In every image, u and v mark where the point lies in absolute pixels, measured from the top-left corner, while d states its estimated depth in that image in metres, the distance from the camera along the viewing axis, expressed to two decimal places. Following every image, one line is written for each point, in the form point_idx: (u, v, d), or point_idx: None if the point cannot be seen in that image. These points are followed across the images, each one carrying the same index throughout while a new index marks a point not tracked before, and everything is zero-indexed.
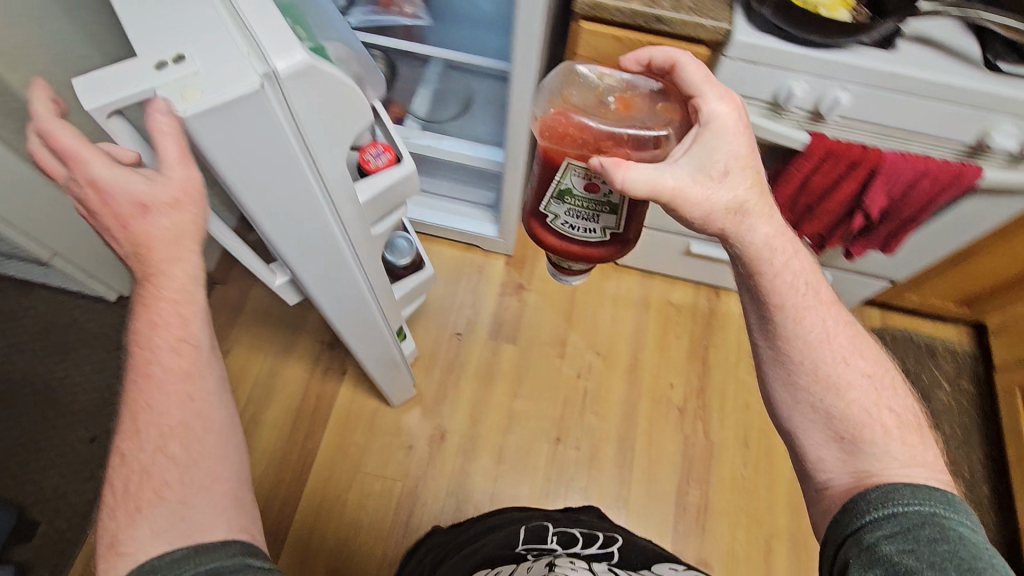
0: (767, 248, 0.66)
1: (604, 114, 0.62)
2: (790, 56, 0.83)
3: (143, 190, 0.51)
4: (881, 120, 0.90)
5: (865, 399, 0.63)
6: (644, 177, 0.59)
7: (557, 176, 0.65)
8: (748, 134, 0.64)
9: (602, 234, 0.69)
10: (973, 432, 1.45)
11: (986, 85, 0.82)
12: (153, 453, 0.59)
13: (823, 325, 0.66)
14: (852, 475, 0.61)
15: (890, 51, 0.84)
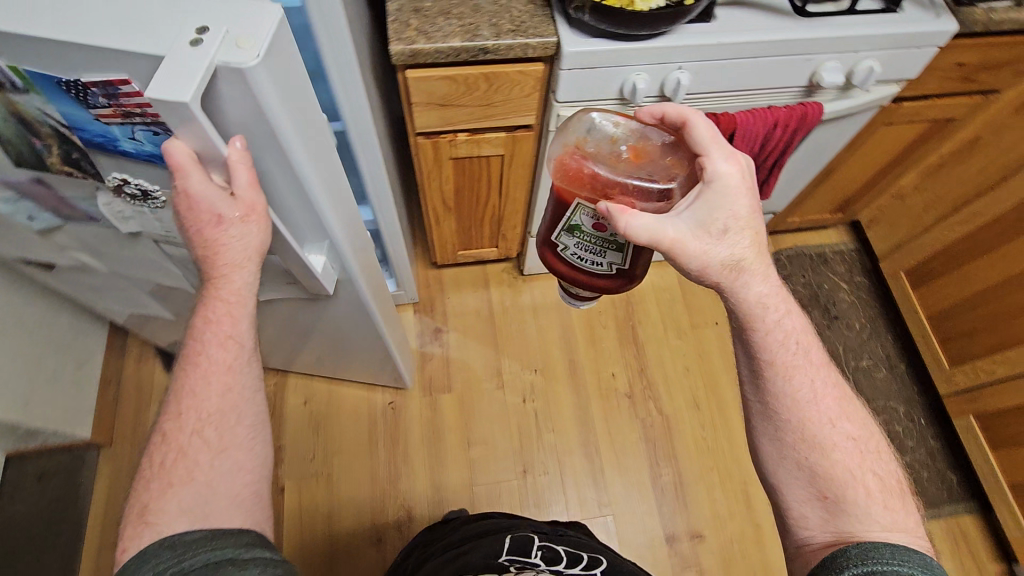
0: (759, 306, 0.66)
1: (614, 163, 0.64)
2: (622, 54, 0.82)
3: (228, 202, 0.57)
4: (722, 87, 0.91)
5: (849, 462, 0.64)
6: (648, 225, 0.60)
7: (568, 212, 0.65)
8: (748, 195, 0.65)
9: (608, 268, 0.69)
10: (879, 320, 1.58)
11: (802, 31, 0.85)
12: (189, 436, 0.61)
13: (812, 386, 0.67)
14: (833, 535, 0.62)
15: (711, 21, 0.84)
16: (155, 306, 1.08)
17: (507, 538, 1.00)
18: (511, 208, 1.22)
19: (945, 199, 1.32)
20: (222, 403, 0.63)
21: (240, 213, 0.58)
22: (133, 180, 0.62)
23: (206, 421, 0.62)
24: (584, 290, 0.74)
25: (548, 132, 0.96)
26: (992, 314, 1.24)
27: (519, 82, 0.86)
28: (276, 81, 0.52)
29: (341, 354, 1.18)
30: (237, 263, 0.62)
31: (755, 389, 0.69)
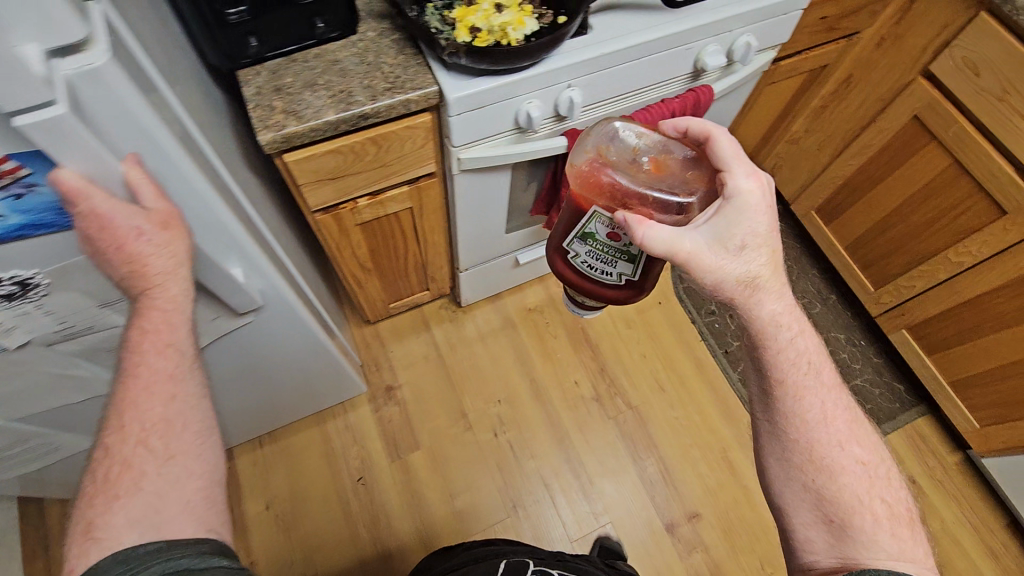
0: (772, 325, 0.69)
1: (635, 173, 0.65)
2: (510, 86, 0.78)
3: (140, 214, 0.53)
4: (614, 94, 0.89)
5: (857, 487, 0.67)
6: (665, 237, 0.60)
7: (583, 219, 0.66)
8: (768, 213, 0.65)
9: (619, 278, 0.71)
10: (803, 259, 1.65)
11: (678, 24, 0.84)
12: (134, 449, 0.54)
13: (822, 407, 0.70)
14: (840, 560, 0.65)
15: (589, 33, 0.82)
16: (71, 440, 0.94)
17: (502, 560, 0.96)
18: (434, 250, 1.16)
19: (835, 137, 1.38)
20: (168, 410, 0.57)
21: (156, 222, 0.54)
22: (6, 274, 0.54)
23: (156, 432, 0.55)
24: (590, 298, 0.76)
25: (453, 175, 0.91)
26: (900, 235, 1.31)
27: (408, 136, 0.80)
28: (134, 76, 0.47)
29: (280, 386, 1.11)
30: (166, 267, 0.56)
31: (765, 408, 0.73)
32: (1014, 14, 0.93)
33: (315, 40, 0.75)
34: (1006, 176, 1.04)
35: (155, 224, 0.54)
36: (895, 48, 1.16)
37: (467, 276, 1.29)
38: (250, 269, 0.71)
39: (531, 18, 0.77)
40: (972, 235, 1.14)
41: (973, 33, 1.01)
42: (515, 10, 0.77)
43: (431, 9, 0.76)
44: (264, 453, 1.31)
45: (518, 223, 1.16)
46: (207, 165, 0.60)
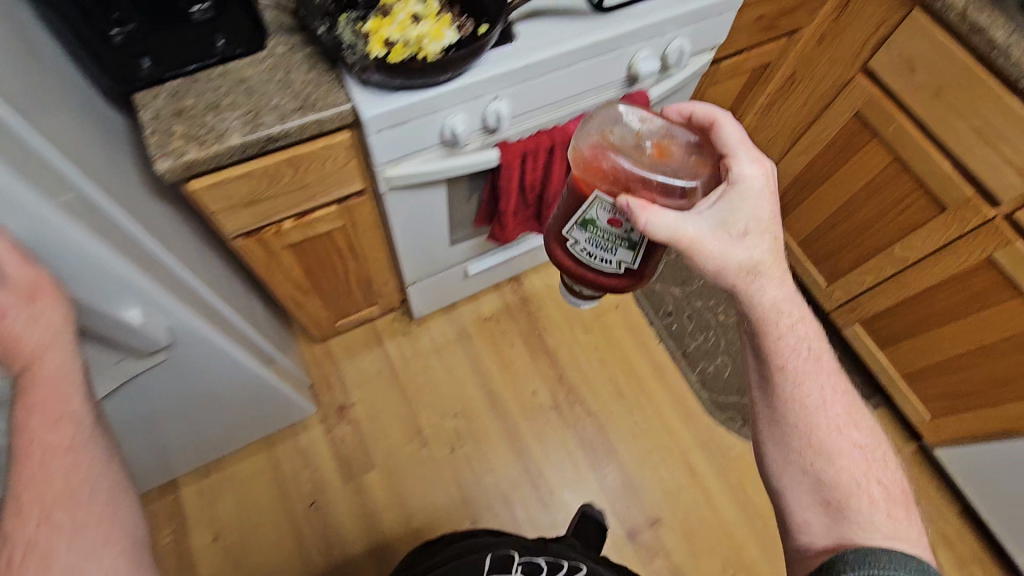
0: (773, 311, 0.68)
1: (642, 157, 0.59)
2: (431, 101, 0.74)
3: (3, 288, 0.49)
4: (546, 104, 0.86)
5: (855, 472, 0.66)
6: (667, 222, 0.57)
7: (583, 206, 0.60)
8: (769, 202, 0.66)
9: (618, 266, 0.65)
10: None
11: (607, 29, 0.82)
12: (37, 529, 0.46)
13: (821, 390, 0.69)
14: (836, 544, 0.63)
15: (514, 41, 0.79)
16: None
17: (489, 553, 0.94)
18: (375, 267, 1.12)
19: (784, 134, 1.37)
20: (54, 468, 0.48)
21: (23, 294, 0.51)
22: None
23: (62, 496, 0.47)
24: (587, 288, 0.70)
25: (383, 193, 0.87)
26: (849, 231, 1.31)
27: (325, 155, 0.76)
28: None
29: (218, 413, 1.06)
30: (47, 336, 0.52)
31: (763, 392, 0.71)
32: (946, 10, 0.93)
33: (218, 58, 0.70)
34: (945, 172, 1.04)
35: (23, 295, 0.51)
36: (836, 44, 1.15)
37: (415, 290, 1.26)
38: (151, 310, 0.67)
39: (450, 28, 0.74)
40: (914, 230, 1.15)
41: (907, 30, 1.01)
42: (433, 20, 0.74)
43: (344, 21, 0.72)
44: (211, 482, 1.26)
45: (462, 234, 1.13)
46: (89, 211, 0.56)
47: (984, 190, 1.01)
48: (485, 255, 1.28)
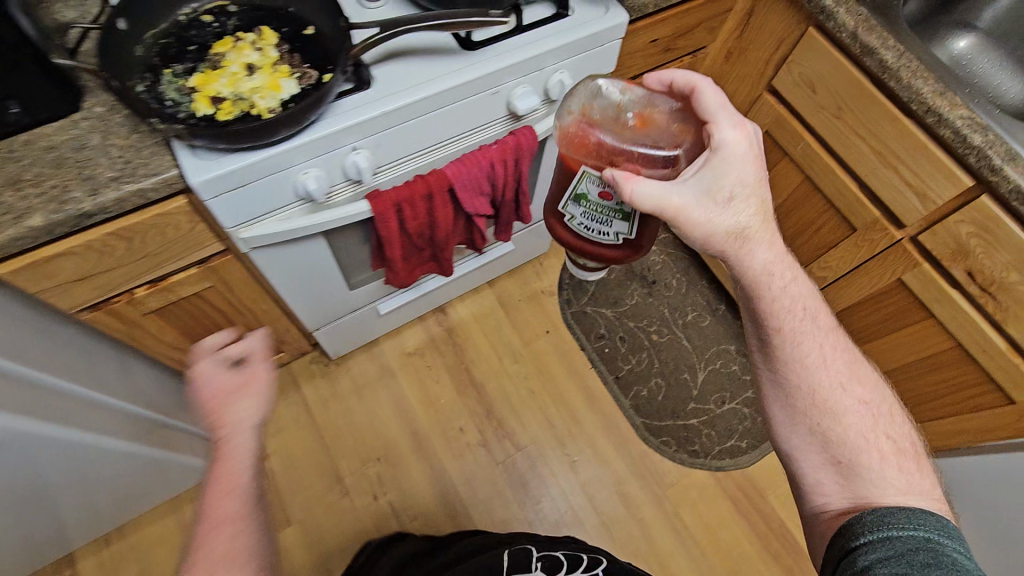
0: (765, 274, 0.66)
1: (622, 129, 0.60)
2: (275, 159, 0.68)
3: (235, 376, 0.77)
4: (417, 148, 0.80)
5: (862, 427, 0.64)
6: (653, 193, 0.58)
7: (574, 181, 0.61)
8: (754, 167, 0.63)
9: (616, 238, 0.65)
10: (692, 269, 1.59)
11: (474, 69, 0.76)
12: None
13: (821, 350, 0.67)
14: (850, 501, 0.61)
15: (370, 87, 0.73)
16: None
17: (505, 551, 0.93)
18: (267, 318, 1.05)
19: None
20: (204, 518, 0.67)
21: (246, 379, 0.77)
22: None
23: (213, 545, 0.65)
24: (591, 261, 0.71)
25: (246, 252, 0.80)
26: None
27: (160, 225, 0.69)
28: None
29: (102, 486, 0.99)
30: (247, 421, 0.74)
31: (765, 357, 0.69)
32: (838, 29, 0.89)
33: (18, 128, 0.63)
34: (853, 193, 1.01)
35: (242, 383, 0.77)
36: (742, 61, 1.11)
37: (321, 334, 1.19)
38: None
39: (290, 79, 0.67)
40: (830, 250, 1.12)
41: (804, 49, 0.97)
42: (268, 71, 0.67)
43: (167, 77, 0.65)
44: (114, 552, 1.18)
45: (360, 277, 1.06)
46: None
47: (890, 211, 0.98)
48: (395, 293, 1.22)
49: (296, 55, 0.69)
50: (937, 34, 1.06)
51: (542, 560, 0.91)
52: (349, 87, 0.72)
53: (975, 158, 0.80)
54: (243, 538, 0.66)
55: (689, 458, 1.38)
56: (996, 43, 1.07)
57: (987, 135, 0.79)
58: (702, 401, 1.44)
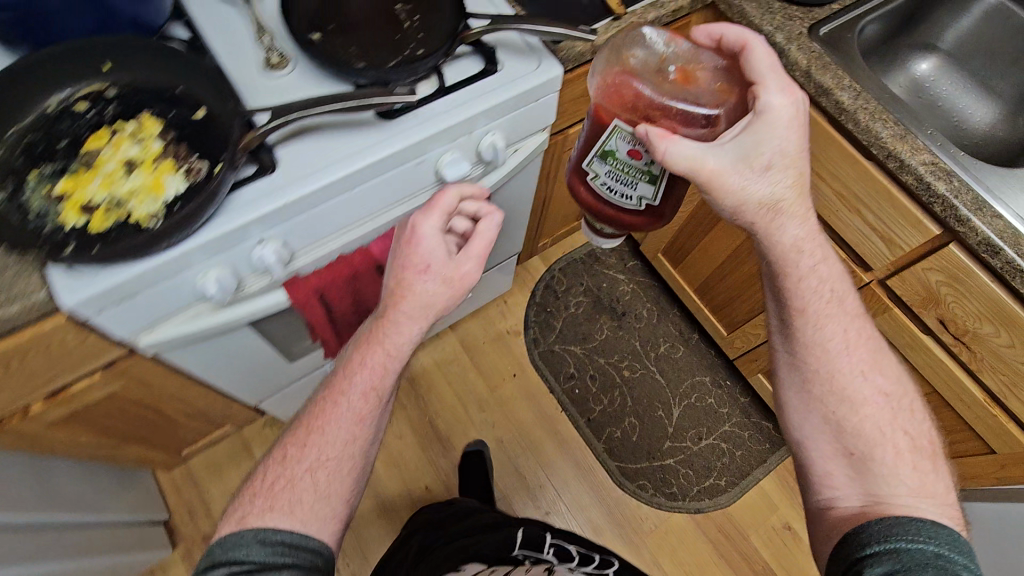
0: (794, 249, 0.70)
1: (660, 85, 0.61)
2: (165, 267, 0.60)
3: (439, 262, 0.65)
4: (337, 229, 0.73)
5: (880, 420, 0.67)
6: (686, 155, 0.61)
7: (603, 137, 0.64)
8: (795, 139, 0.65)
9: (638, 203, 0.69)
10: (662, 297, 1.53)
11: (392, 142, 0.69)
12: (302, 472, 0.63)
13: (845, 337, 0.70)
14: (861, 497, 0.63)
15: (273, 172, 0.65)
16: None
17: (520, 526, 1.08)
18: (203, 401, 0.97)
19: None
20: (310, 417, 0.67)
21: (443, 277, 0.65)
22: None
23: (291, 471, 0.63)
24: (608, 227, 0.74)
25: (155, 354, 0.73)
26: (740, 282, 1.21)
27: (39, 344, 0.60)
28: None
29: None
30: (414, 316, 0.65)
31: (785, 339, 0.73)
32: (790, 68, 0.83)
33: None
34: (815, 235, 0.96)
35: (446, 282, 0.65)
36: None
37: (266, 405, 1.11)
38: None
39: (175, 174, 0.60)
40: None
41: None
42: (149, 167, 0.60)
43: (32, 182, 0.57)
44: None
45: (300, 349, 0.98)
46: None
47: (857, 253, 0.91)
48: None
49: (181, 144, 0.61)
50: (896, 59, 1.00)
51: (554, 548, 1.06)
52: (250, 173, 0.65)
53: (939, 207, 0.75)
54: (326, 464, 0.63)
55: (666, 502, 1.32)
56: (958, 64, 1.01)
57: (952, 183, 0.74)
58: (678, 439, 1.39)
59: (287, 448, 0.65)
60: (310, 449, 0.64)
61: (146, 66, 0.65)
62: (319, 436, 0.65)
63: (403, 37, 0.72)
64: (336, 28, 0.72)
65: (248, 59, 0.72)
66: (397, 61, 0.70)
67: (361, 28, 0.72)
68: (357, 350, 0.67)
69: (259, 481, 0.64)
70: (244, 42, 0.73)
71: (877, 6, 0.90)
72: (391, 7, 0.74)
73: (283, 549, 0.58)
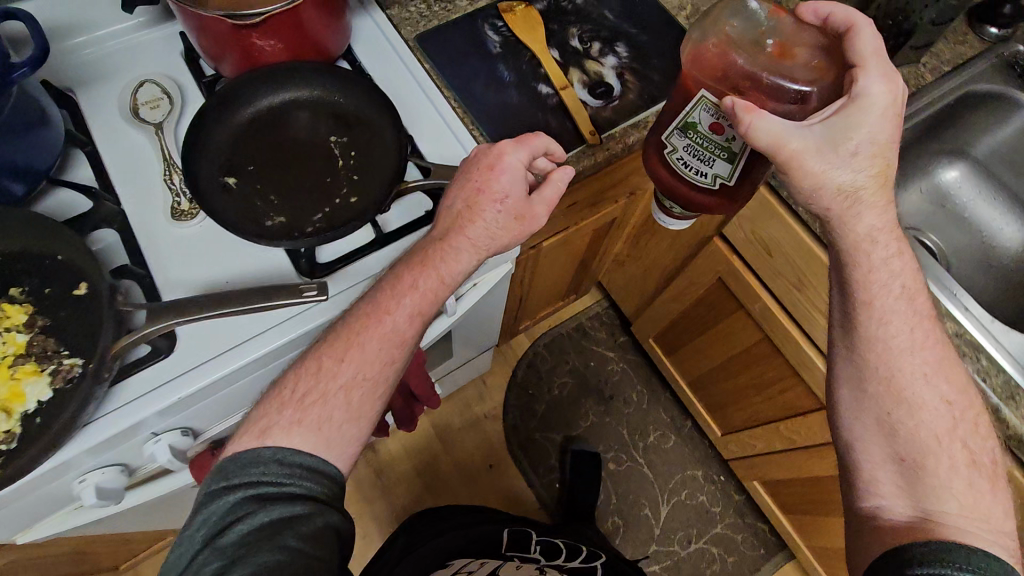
0: (869, 240, 0.56)
1: (756, 57, 0.51)
2: (31, 484, 0.51)
3: (520, 195, 0.58)
4: (250, 399, 0.63)
5: (937, 425, 0.56)
6: (772, 131, 0.48)
7: (686, 107, 0.53)
8: (891, 127, 0.51)
9: (712, 181, 0.55)
10: (654, 378, 1.41)
11: (313, 315, 0.59)
12: (336, 384, 0.55)
13: (911, 333, 0.57)
14: (911, 511, 0.54)
15: (170, 354, 0.56)
16: None
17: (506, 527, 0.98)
18: (130, 534, 0.88)
19: (655, 269, 1.15)
20: (353, 320, 0.56)
21: (518, 212, 0.58)
22: None
23: (329, 376, 0.54)
24: (676, 207, 0.61)
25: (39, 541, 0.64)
26: (733, 390, 1.09)
27: None
28: None
29: None
30: (475, 246, 0.58)
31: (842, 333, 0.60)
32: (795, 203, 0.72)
33: None
34: (818, 372, 0.84)
35: (518, 217, 0.58)
36: None
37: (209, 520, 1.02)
38: None
39: (37, 379, 0.50)
40: (799, 416, 0.94)
41: (754, 207, 0.78)
42: (5, 372, 0.50)
43: None
44: None
45: None
46: None
47: None
48: None
49: (47, 338, 0.52)
50: (918, 170, 0.87)
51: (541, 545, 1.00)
52: (142, 356, 0.56)
53: None
54: (363, 385, 0.55)
55: None
56: (988, 175, 0.88)
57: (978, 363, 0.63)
58: (665, 542, 1.28)
59: (321, 358, 0.56)
60: (353, 360, 0.55)
61: (10, 235, 0.54)
62: (363, 346, 0.55)
63: (334, 180, 0.62)
64: (256, 169, 0.62)
65: (153, 205, 0.62)
66: (324, 214, 0.60)
67: (285, 170, 0.62)
68: (409, 267, 0.57)
69: (288, 379, 0.55)
70: (150, 181, 0.63)
71: None
72: (322, 139, 0.64)
73: (298, 472, 0.51)
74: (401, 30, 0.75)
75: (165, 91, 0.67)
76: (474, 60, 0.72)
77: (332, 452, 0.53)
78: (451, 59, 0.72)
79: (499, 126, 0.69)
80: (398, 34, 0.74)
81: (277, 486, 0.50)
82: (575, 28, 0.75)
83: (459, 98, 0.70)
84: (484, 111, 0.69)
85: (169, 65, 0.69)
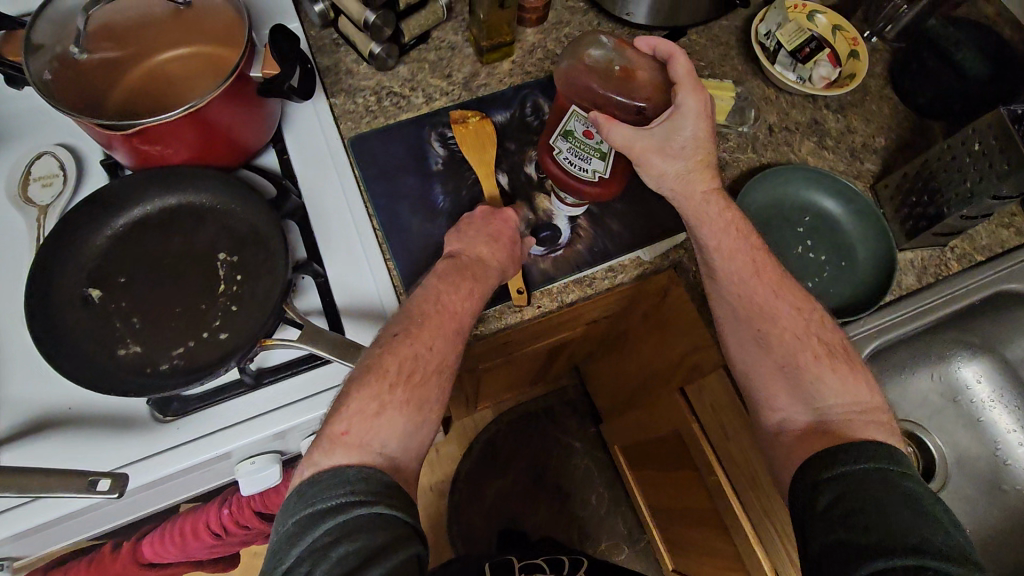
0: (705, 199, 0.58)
1: (607, 80, 0.57)
2: None
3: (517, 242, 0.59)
4: (89, 530, 0.57)
5: (796, 327, 0.55)
6: (626, 137, 0.55)
7: (563, 121, 0.59)
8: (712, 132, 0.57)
9: (592, 173, 0.58)
10: (617, 481, 1.30)
11: (150, 468, 0.52)
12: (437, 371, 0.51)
13: (755, 264, 0.57)
14: (810, 417, 0.53)
15: None
16: None
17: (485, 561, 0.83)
18: None
19: (625, 393, 1.03)
20: None
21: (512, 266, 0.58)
22: None
23: (426, 357, 0.50)
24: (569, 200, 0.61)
25: None
26: (684, 538, 0.96)
27: None
28: None
29: None
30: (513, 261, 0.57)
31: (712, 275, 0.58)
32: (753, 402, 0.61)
33: None
34: None
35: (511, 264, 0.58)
36: (657, 344, 0.80)
37: None
38: None
39: None
40: None
41: (719, 385, 0.67)
42: None
43: None
44: None
45: None
46: None
47: None
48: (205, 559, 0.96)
49: None
50: (928, 356, 0.73)
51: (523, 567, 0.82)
52: None
53: None
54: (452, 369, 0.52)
55: None
56: (1014, 381, 0.73)
57: None
58: None
59: (411, 344, 0.50)
60: (441, 345, 0.51)
61: None
62: (446, 335, 0.52)
63: (209, 308, 0.55)
64: (127, 283, 0.55)
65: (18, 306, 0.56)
66: (185, 350, 0.54)
67: (161, 288, 0.55)
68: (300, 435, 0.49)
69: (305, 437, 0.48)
70: (23, 270, 0.57)
71: (909, 321, 0.63)
72: (210, 255, 0.57)
73: (380, 492, 0.43)
74: (340, 123, 0.66)
75: (62, 166, 0.60)
76: (408, 178, 0.63)
77: (416, 434, 0.49)
78: (384, 170, 0.63)
79: (418, 263, 0.60)
80: (336, 131, 0.65)
81: (364, 514, 0.41)
82: (534, 151, 0.65)
83: (381, 224, 0.61)
84: (404, 241, 0.61)
85: (73, 134, 0.63)
